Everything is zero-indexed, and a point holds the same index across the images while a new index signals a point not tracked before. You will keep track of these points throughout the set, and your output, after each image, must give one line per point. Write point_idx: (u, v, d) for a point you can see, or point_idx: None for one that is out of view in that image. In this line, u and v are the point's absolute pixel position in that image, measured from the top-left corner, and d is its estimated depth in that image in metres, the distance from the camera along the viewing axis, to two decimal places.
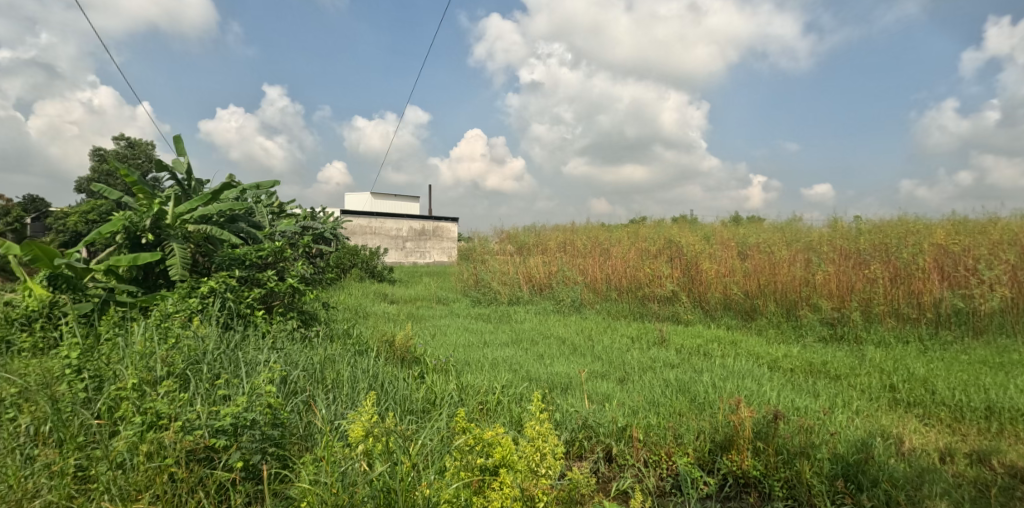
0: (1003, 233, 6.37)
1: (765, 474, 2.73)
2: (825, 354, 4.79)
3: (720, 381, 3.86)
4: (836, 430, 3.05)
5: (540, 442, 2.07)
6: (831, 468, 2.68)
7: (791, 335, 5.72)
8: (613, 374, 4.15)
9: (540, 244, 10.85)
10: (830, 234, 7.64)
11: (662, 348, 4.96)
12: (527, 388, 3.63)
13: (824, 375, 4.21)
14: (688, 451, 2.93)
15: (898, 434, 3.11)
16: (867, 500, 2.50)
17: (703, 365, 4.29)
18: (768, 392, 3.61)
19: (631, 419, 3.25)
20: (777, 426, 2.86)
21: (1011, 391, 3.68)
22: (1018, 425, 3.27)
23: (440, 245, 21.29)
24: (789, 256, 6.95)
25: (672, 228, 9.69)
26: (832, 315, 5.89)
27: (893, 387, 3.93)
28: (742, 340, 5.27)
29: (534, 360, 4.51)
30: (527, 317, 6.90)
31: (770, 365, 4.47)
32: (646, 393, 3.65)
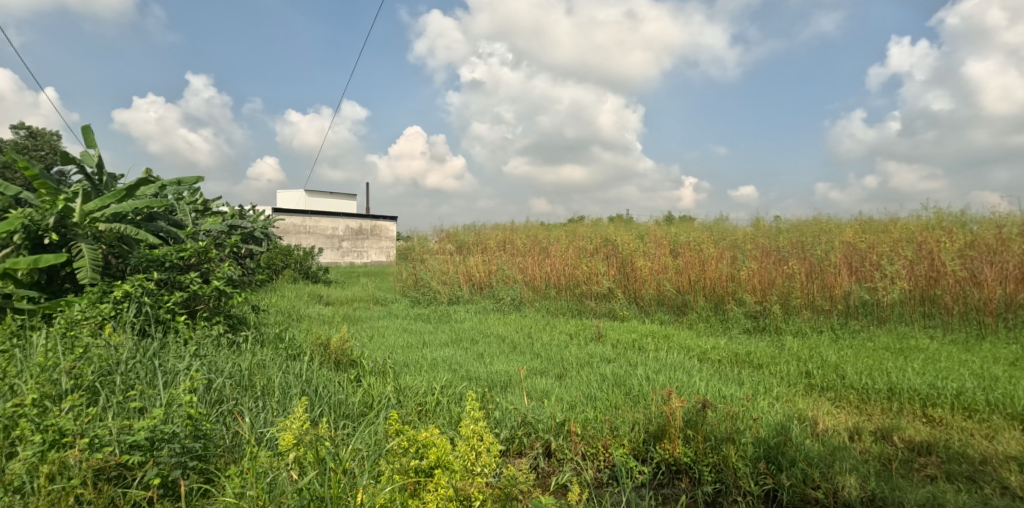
0: (903, 232, 6.97)
1: (694, 460, 2.86)
2: (749, 345, 5.07)
3: (653, 373, 4.00)
4: (759, 415, 3.23)
5: (475, 440, 2.08)
6: (754, 451, 2.84)
7: (719, 328, 6.01)
8: (551, 370, 4.21)
9: (480, 243, 10.85)
10: (754, 232, 8.07)
11: (599, 344, 5.09)
12: (466, 388, 3.63)
13: (748, 365, 4.45)
14: (623, 442, 3.02)
15: (813, 417, 3.33)
16: (786, 479, 2.66)
17: (638, 359, 4.44)
18: (697, 382, 3.78)
19: (569, 414, 3.31)
20: (706, 414, 3.01)
21: (909, 373, 4.03)
22: (914, 404, 3.59)
23: (379, 244, 20.85)
24: (717, 252, 7.29)
25: (608, 227, 9.92)
26: (755, 308, 6.24)
27: (808, 373, 4.22)
28: (674, 334, 5.48)
29: (474, 359, 4.51)
30: (467, 317, 6.87)
31: (700, 356, 4.69)
32: (583, 388, 3.73)
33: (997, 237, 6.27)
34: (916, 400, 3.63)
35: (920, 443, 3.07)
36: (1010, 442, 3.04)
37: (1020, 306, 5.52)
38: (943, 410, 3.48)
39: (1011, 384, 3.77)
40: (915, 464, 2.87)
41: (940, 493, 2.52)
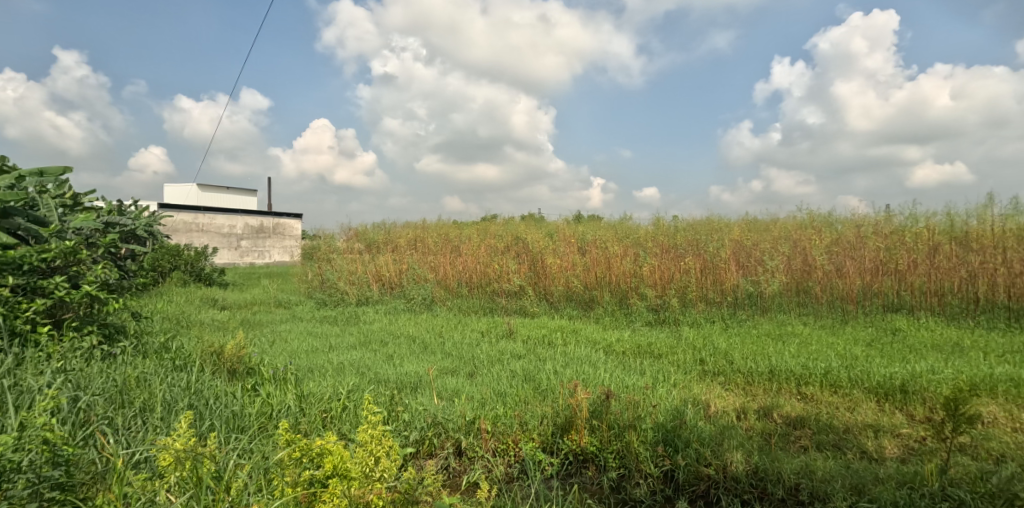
0: (782, 231, 7.69)
1: (600, 448, 2.97)
2: (650, 337, 5.37)
3: (561, 367, 4.11)
4: (658, 402, 3.42)
5: (373, 446, 2.04)
6: (653, 435, 3.01)
7: (623, 321, 6.31)
8: (462, 369, 4.20)
9: (390, 241, 10.60)
10: (655, 230, 8.52)
11: (509, 341, 5.15)
12: (374, 391, 3.53)
13: (649, 355, 4.71)
14: (533, 436, 3.08)
15: (706, 400, 3.59)
16: (681, 460, 2.85)
17: (547, 354, 4.54)
18: (602, 374, 3.94)
19: (479, 411, 3.31)
20: (610, 404, 3.14)
21: (786, 357, 4.46)
22: (791, 384, 3.96)
23: (281, 243, 19.80)
24: (621, 249, 7.63)
25: (519, 225, 10.05)
26: (655, 302, 6.61)
27: (702, 360, 4.53)
28: (581, 328, 5.68)
29: (383, 361, 4.40)
30: (376, 318, 6.68)
31: (605, 349, 4.89)
32: (493, 385, 3.76)
33: (857, 235, 7.08)
34: (792, 380, 4.01)
35: (796, 418, 3.41)
36: (868, 412, 3.45)
37: (875, 294, 6.28)
38: (814, 388, 3.88)
39: (867, 362, 4.28)
40: (791, 437, 3.17)
41: (811, 461, 2.80)
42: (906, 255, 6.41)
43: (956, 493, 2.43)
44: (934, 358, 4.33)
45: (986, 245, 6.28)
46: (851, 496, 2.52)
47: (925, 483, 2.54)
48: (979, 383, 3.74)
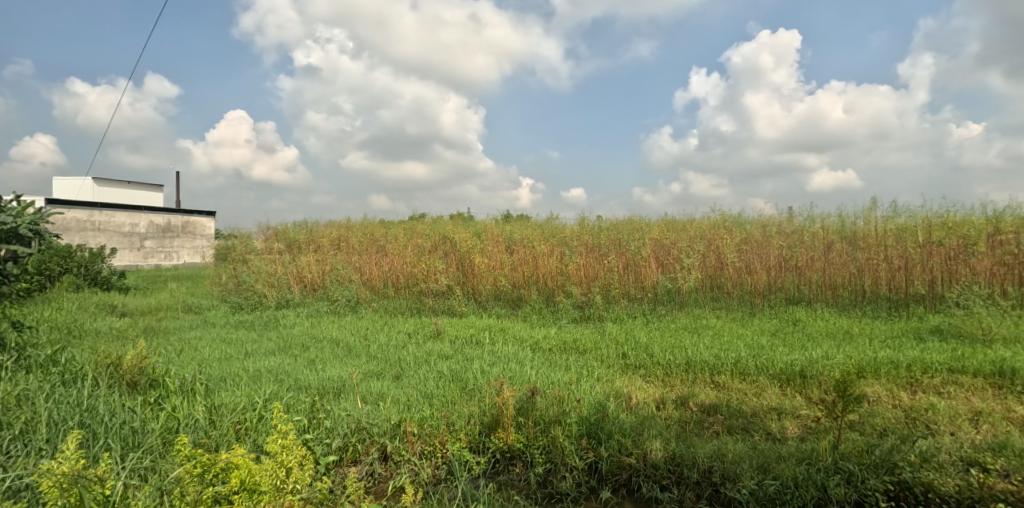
0: (697, 230, 8.13)
1: (526, 444, 3.01)
2: (575, 333, 5.50)
3: (488, 366, 4.13)
4: (582, 396, 3.51)
5: (283, 457, 2.02)
6: (578, 429, 3.08)
7: (550, 318, 6.43)
8: (388, 372, 4.11)
9: (313, 240, 10.20)
10: (580, 228, 8.72)
11: (437, 341, 5.11)
12: (293, 399, 3.38)
13: (574, 351, 4.82)
14: (460, 436, 3.07)
15: (628, 393, 3.73)
16: (604, 451, 2.94)
17: (475, 354, 4.54)
18: (529, 371, 3.99)
19: (405, 414, 3.24)
20: (535, 400, 3.18)
21: (701, 348, 4.72)
22: (705, 374, 4.19)
23: (191, 244, 18.56)
24: (548, 248, 7.76)
25: (446, 224, 9.97)
26: (581, 299, 6.77)
27: (624, 354, 4.70)
28: (509, 327, 5.72)
29: (303, 367, 4.22)
30: (297, 321, 6.41)
31: (532, 346, 4.96)
32: (420, 387, 3.70)
33: (764, 234, 7.61)
34: (706, 370, 4.24)
35: (710, 405, 3.61)
36: (772, 397, 3.72)
37: (779, 288, 6.78)
38: (726, 376, 4.13)
39: (772, 350, 4.61)
40: (705, 423, 3.36)
41: (722, 445, 2.98)
42: (805, 252, 6.97)
43: (846, 466, 2.67)
44: (829, 346, 4.73)
45: (871, 244, 6.95)
46: (758, 474, 2.71)
47: (820, 458, 2.77)
48: (866, 366, 4.13)
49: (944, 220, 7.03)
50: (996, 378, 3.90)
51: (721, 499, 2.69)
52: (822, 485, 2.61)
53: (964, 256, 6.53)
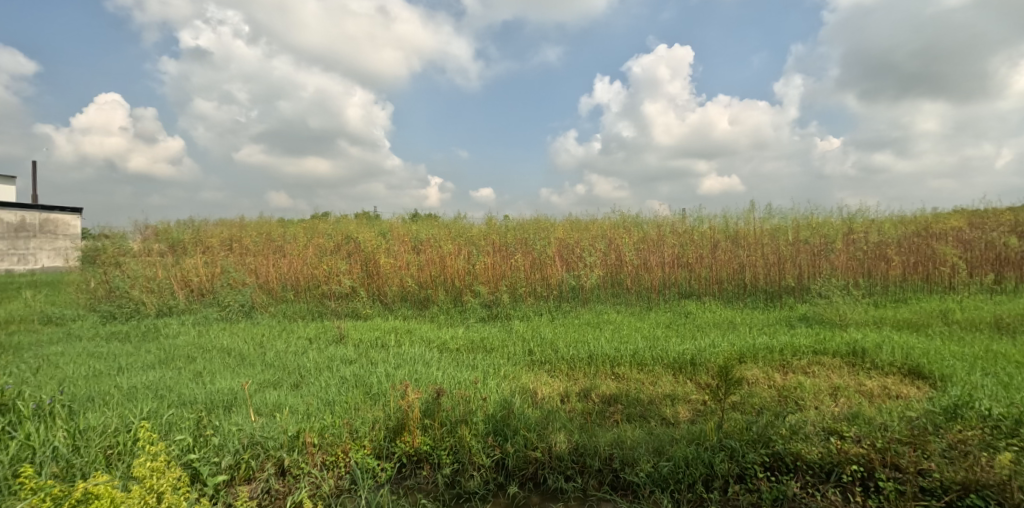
0: (598, 229, 8.48)
1: (433, 446, 2.98)
2: (483, 332, 5.53)
3: (394, 369, 4.04)
4: (488, 394, 3.54)
5: (153, 482, 2.06)
6: (484, 427, 3.10)
7: (458, 318, 6.42)
8: (286, 380, 3.89)
9: (199, 241, 9.42)
10: (487, 227, 8.75)
11: (340, 345, 4.91)
12: (175, 417, 3.11)
13: (481, 350, 4.85)
14: (364, 443, 2.98)
15: (533, 389, 3.81)
16: (510, 447, 2.99)
17: (380, 357, 4.42)
18: (435, 372, 3.95)
19: (303, 424, 3.08)
20: (441, 401, 3.16)
21: (602, 342, 4.93)
22: (606, 366, 4.38)
23: (52, 245, 16.44)
24: (455, 248, 7.72)
25: (349, 223, 9.60)
26: (488, 298, 6.82)
27: (530, 351, 4.80)
28: (416, 328, 5.64)
29: (189, 380, 3.89)
30: (182, 330, 5.88)
31: (440, 347, 4.92)
32: (320, 394, 3.55)
33: (659, 233, 8.09)
34: (607, 363, 4.44)
35: (610, 396, 3.79)
36: (666, 384, 3.98)
37: (672, 283, 7.24)
38: (625, 367, 4.35)
39: (667, 341, 4.93)
40: (606, 413, 3.52)
41: (622, 433, 3.13)
42: (694, 250, 7.49)
43: (730, 443, 2.91)
44: (715, 335, 5.13)
45: (751, 242, 7.62)
46: (654, 457, 2.88)
47: (707, 438, 3.00)
48: (746, 353, 4.53)
49: (809, 221, 7.88)
50: (851, 357, 4.43)
51: (621, 484, 2.82)
52: (709, 462, 2.83)
53: (825, 252, 7.37)
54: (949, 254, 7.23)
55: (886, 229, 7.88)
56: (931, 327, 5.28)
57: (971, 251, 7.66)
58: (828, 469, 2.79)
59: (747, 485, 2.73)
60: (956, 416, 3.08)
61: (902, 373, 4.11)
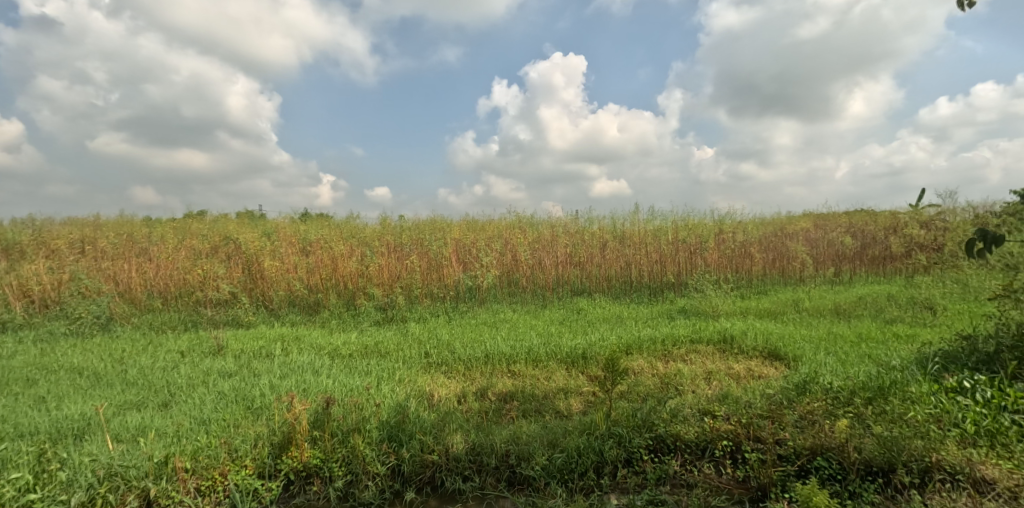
0: (494, 230, 8.58)
1: (323, 459, 2.84)
2: (377, 336, 5.37)
3: (279, 380, 3.80)
4: (382, 400, 3.45)
5: None
6: (378, 434, 3.02)
7: (350, 322, 6.18)
8: (152, 400, 3.52)
9: (42, 243, 8.20)
10: (381, 228, 8.51)
11: (217, 357, 4.53)
12: (10, 452, 2.70)
13: (375, 355, 4.71)
14: (245, 463, 2.77)
15: (430, 392, 3.78)
16: (406, 452, 2.93)
17: (263, 368, 4.14)
18: (325, 380, 3.78)
19: (173, 448, 2.81)
20: (331, 411, 3.01)
21: (498, 341, 5.00)
22: (502, 365, 4.45)
23: None
24: (346, 249, 7.43)
25: (228, 224, 8.86)
26: (383, 301, 6.65)
27: (427, 353, 4.74)
28: (305, 335, 5.34)
29: (28, 407, 3.39)
30: (20, 348, 5.10)
31: (331, 354, 4.71)
32: (194, 413, 3.25)
33: (552, 233, 8.35)
34: (503, 361, 4.51)
35: (506, 393, 3.86)
36: (559, 379, 4.12)
37: (565, 282, 7.53)
38: (520, 364, 4.45)
39: (560, 337, 5.10)
40: (503, 411, 3.58)
41: (517, 429, 3.20)
42: (585, 249, 7.83)
43: (617, 430, 3.07)
44: (604, 330, 5.40)
45: (636, 241, 8.12)
46: (548, 450, 2.97)
47: (597, 427, 3.15)
48: (632, 345, 4.81)
49: (686, 222, 8.57)
50: (721, 344, 4.88)
51: (518, 479, 2.88)
52: (599, 450, 2.97)
53: (699, 250, 8.03)
54: (799, 250, 8.22)
55: (749, 230, 8.78)
56: (786, 314, 5.96)
57: (817, 248, 8.76)
58: (703, 446, 3.04)
59: (634, 468, 2.90)
60: (806, 390, 3.51)
61: (763, 355, 4.61)
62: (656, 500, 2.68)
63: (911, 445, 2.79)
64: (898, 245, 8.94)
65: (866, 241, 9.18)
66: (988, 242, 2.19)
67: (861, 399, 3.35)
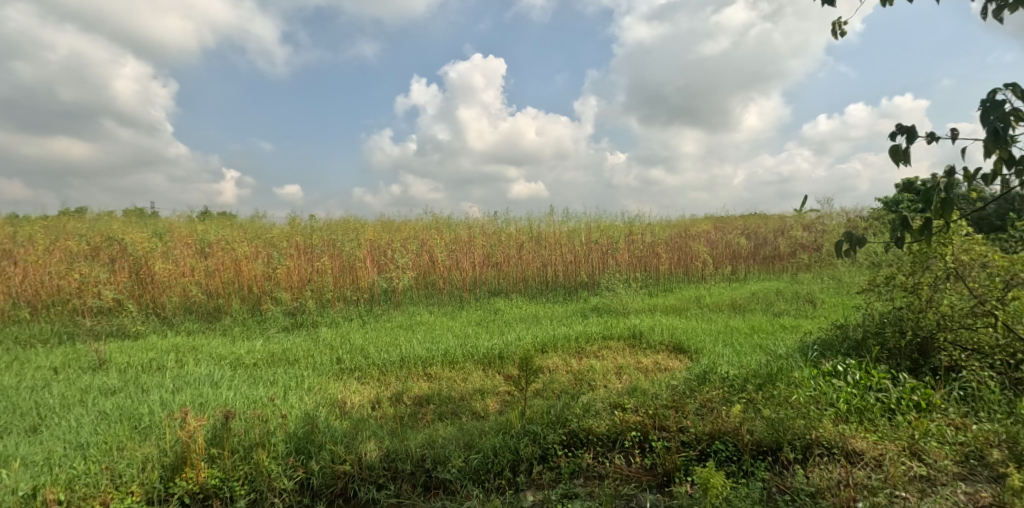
0: (410, 230, 8.44)
1: (223, 478, 2.66)
2: (284, 343, 5.11)
3: (172, 395, 3.51)
4: (288, 411, 3.29)
5: None
6: (285, 448, 2.87)
7: (255, 329, 5.84)
8: (17, 424, 3.13)
9: None
10: (289, 227, 8.09)
11: (98, 373, 4.11)
12: None
13: (282, 363, 4.48)
14: (131, 489, 2.54)
15: (342, 399, 3.65)
16: (315, 465, 2.81)
17: (153, 382, 3.81)
18: (225, 393, 3.54)
19: (43, 479, 2.52)
20: (230, 426, 2.83)
21: (414, 344, 4.92)
22: (418, 368, 4.39)
23: None
24: (251, 250, 7.00)
25: (111, 222, 8.04)
26: (292, 306, 6.35)
27: (339, 359, 4.57)
28: (203, 344, 4.97)
29: None
30: None
31: (232, 364, 4.42)
32: (69, 436, 2.94)
33: (469, 234, 8.34)
34: (418, 364, 4.44)
35: (422, 396, 3.81)
36: (476, 380, 4.13)
37: (482, 282, 7.57)
38: (437, 367, 4.41)
39: (476, 338, 5.11)
40: (418, 415, 3.53)
41: (433, 433, 3.17)
42: (502, 250, 7.89)
43: (532, 428, 3.12)
44: (520, 329, 5.48)
45: (551, 241, 8.30)
46: (464, 452, 2.96)
47: (513, 426, 3.19)
48: (546, 343, 4.92)
49: (598, 224, 8.89)
50: (631, 339, 5.11)
51: (434, 483, 2.85)
52: (515, 448, 3.01)
53: (611, 251, 8.35)
54: (700, 250, 8.79)
55: (657, 231, 9.26)
56: (689, 310, 6.35)
57: (716, 248, 9.42)
58: (614, 437, 3.18)
59: (549, 464, 2.97)
60: (705, 380, 3.76)
61: (668, 349, 4.88)
62: (570, 493, 2.75)
63: (795, 425, 3.07)
64: (785, 245, 9.82)
65: (758, 242, 10.00)
66: (853, 243, 2.44)
67: (753, 385, 3.64)
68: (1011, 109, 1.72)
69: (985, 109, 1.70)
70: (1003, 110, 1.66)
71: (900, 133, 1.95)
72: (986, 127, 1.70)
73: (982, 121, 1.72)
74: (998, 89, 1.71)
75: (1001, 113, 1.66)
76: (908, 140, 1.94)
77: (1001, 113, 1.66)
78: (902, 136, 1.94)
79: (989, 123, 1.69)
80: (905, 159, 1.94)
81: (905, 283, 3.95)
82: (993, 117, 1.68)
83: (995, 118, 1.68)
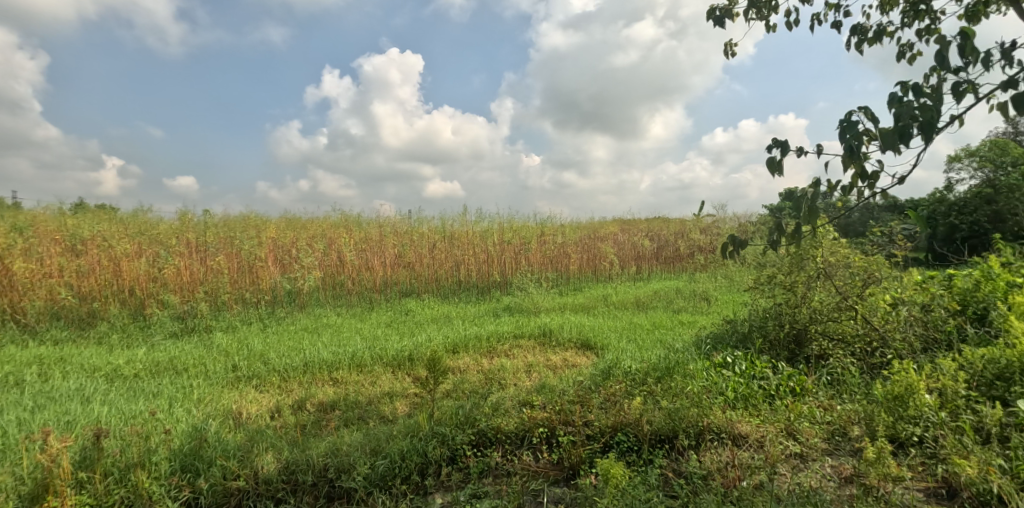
0: (317, 228, 8.08)
1: (94, 504, 2.41)
2: (172, 350, 4.71)
3: (32, 414, 3.12)
4: (173, 425, 3.03)
5: None
6: (168, 466, 2.65)
7: (138, 336, 5.32)
8: None
9: None
10: (180, 223, 7.44)
11: None
12: None
13: (169, 372, 4.13)
14: None
15: (236, 410, 3.42)
16: (204, 483, 2.61)
17: (9, 399, 3.37)
18: (97, 408, 3.20)
19: None
20: (102, 446, 2.56)
21: (318, 348, 4.72)
22: (323, 372, 4.22)
23: None
24: (134, 248, 6.39)
25: None
26: (182, 309, 5.87)
27: (235, 366, 4.28)
28: (73, 354, 4.47)
29: None
30: None
31: (109, 375, 4.01)
32: None
33: (380, 233, 8.12)
34: (324, 369, 4.26)
35: (327, 403, 3.67)
36: (384, 383, 4.03)
37: (393, 283, 7.42)
38: (343, 371, 4.26)
39: (386, 340, 4.99)
40: (322, 422, 3.40)
41: (337, 440, 3.06)
42: (414, 249, 7.76)
43: (441, 430, 3.09)
44: (431, 330, 5.42)
45: (464, 241, 8.29)
46: (370, 459, 2.88)
47: (421, 428, 3.15)
48: (457, 344, 4.90)
49: (511, 224, 8.99)
50: (541, 337, 5.22)
51: (337, 493, 2.74)
52: (423, 451, 2.97)
53: (523, 251, 8.48)
54: (607, 251, 9.16)
55: (567, 232, 9.54)
56: (596, 308, 6.60)
57: (623, 248, 9.86)
58: (522, 435, 3.23)
59: (458, 464, 2.97)
60: (609, 375, 3.93)
61: (576, 346, 5.03)
62: (478, 493, 2.76)
63: (689, 413, 3.28)
64: (684, 247, 10.48)
65: (660, 243, 10.59)
66: (737, 245, 2.65)
67: (652, 378, 3.86)
68: (864, 128, 1.93)
69: (842, 128, 1.91)
70: (856, 130, 1.87)
71: (776, 146, 2.14)
72: (844, 144, 1.90)
73: (840, 138, 1.92)
74: (853, 111, 1.92)
75: (854, 132, 1.87)
76: (782, 153, 2.14)
77: (854, 132, 1.87)
78: (778, 149, 2.14)
79: (845, 141, 1.90)
80: (779, 170, 2.14)
81: (784, 281, 4.35)
82: (848, 135, 1.88)
83: (850, 136, 1.88)
